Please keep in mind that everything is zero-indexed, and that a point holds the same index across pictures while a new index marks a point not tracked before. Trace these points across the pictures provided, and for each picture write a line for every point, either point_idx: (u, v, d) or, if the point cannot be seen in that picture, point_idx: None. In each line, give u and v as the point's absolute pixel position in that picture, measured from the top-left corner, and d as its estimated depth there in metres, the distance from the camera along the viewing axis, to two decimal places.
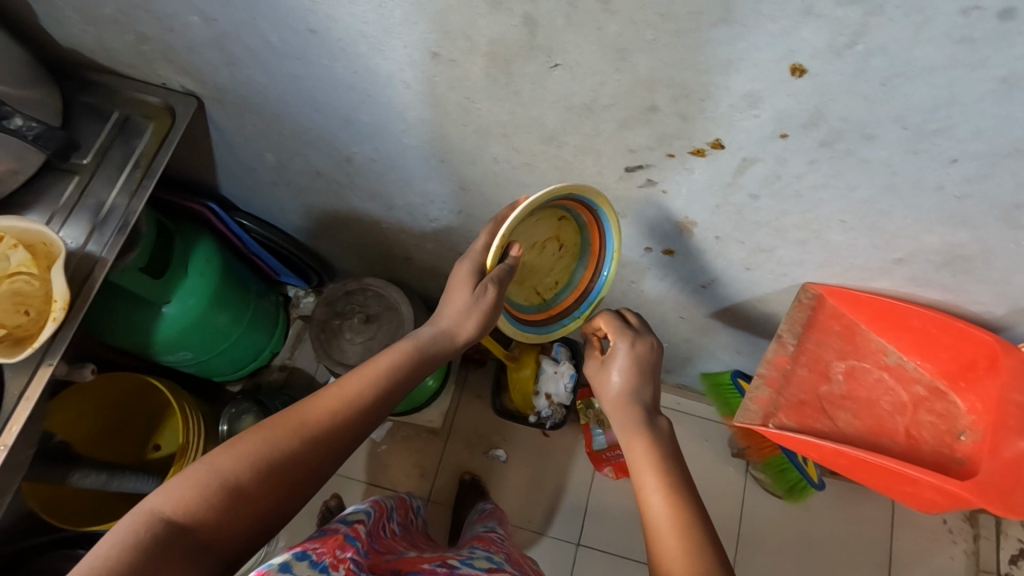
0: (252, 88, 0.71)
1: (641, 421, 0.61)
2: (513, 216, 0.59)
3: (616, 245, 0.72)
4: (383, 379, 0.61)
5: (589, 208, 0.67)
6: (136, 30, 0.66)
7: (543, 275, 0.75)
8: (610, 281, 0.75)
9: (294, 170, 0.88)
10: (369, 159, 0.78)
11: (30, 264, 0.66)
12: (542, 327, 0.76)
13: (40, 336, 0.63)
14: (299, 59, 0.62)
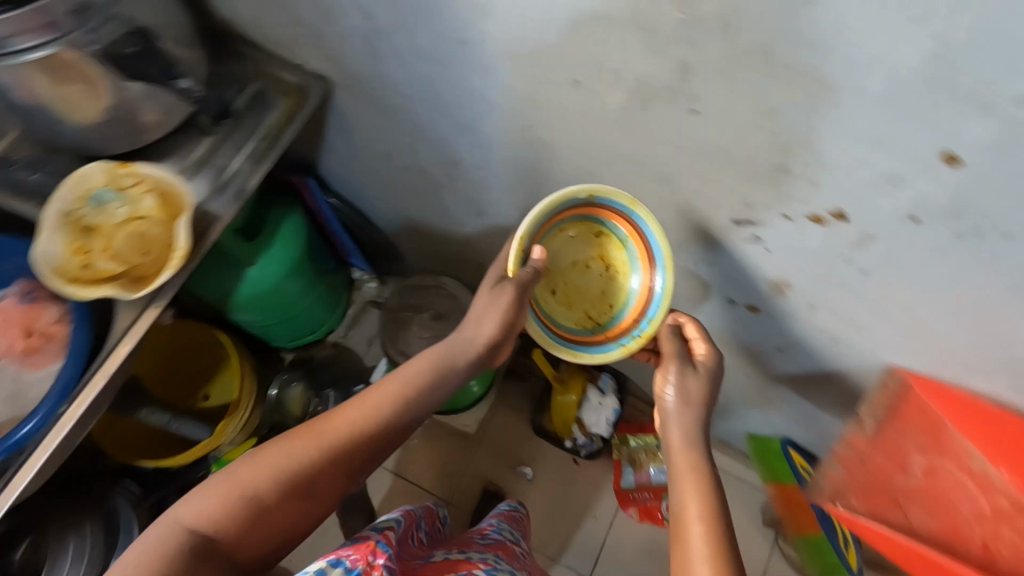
0: (384, 83, 0.74)
1: (693, 452, 0.60)
2: (527, 218, 0.66)
3: (665, 247, 0.66)
4: (403, 390, 0.64)
5: (622, 213, 0.68)
6: (293, 13, 0.71)
7: (591, 295, 0.76)
8: (668, 293, 0.68)
9: (397, 164, 0.92)
10: (474, 166, 0.81)
11: (158, 211, 0.70)
12: (595, 348, 0.73)
13: (158, 279, 0.67)
14: (441, 64, 0.65)
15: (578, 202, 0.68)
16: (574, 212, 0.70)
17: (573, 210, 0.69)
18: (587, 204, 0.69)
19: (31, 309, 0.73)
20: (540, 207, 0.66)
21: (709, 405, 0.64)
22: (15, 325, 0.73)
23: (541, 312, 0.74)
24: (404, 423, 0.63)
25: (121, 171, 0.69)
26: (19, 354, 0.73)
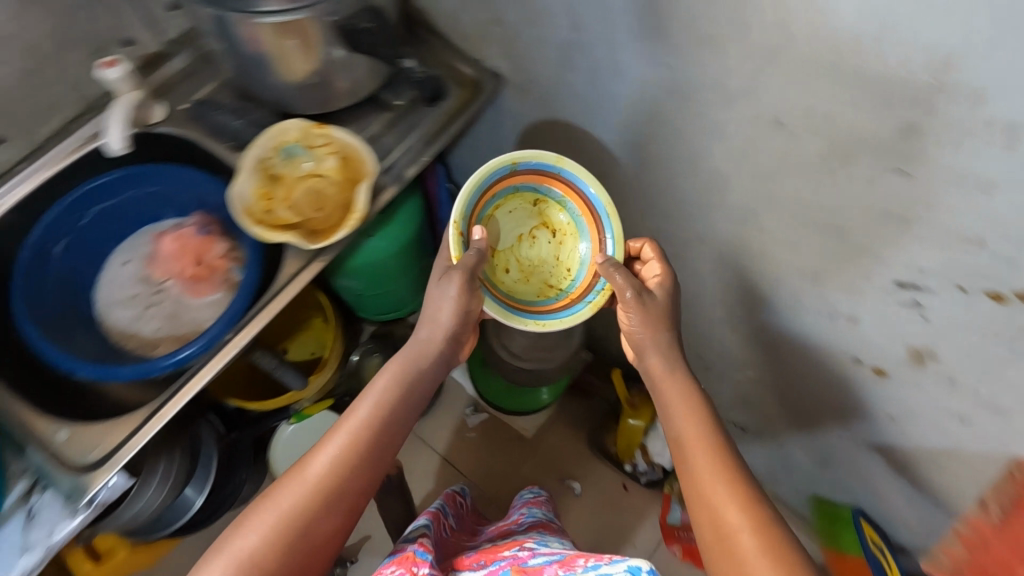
0: (564, 90, 0.78)
1: (699, 416, 0.63)
2: (461, 189, 0.72)
3: (606, 200, 0.75)
4: (380, 403, 0.65)
5: (549, 173, 0.77)
6: (495, 13, 0.75)
7: (547, 267, 0.82)
8: (620, 240, 0.75)
9: (543, 165, 0.96)
10: (627, 179, 0.84)
11: (335, 172, 0.75)
12: (563, 312, 0.77)
13: (333, 236, 0.72)
14: (634, 83, 0.68)
15: (507, 174, 0.75)
16: (506, 187, 0.77)
17: (505, 185, 0.76)
18: (513, 177, 0.76)
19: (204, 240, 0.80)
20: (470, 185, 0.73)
21: (671, 321, 0.70)
22: (187, 253, 0.79)
23: (502, 293, 0.78)
24: (393, 434, 0.65)
25: (314, 131, 0.75)
26: (186, 279, 0.79)
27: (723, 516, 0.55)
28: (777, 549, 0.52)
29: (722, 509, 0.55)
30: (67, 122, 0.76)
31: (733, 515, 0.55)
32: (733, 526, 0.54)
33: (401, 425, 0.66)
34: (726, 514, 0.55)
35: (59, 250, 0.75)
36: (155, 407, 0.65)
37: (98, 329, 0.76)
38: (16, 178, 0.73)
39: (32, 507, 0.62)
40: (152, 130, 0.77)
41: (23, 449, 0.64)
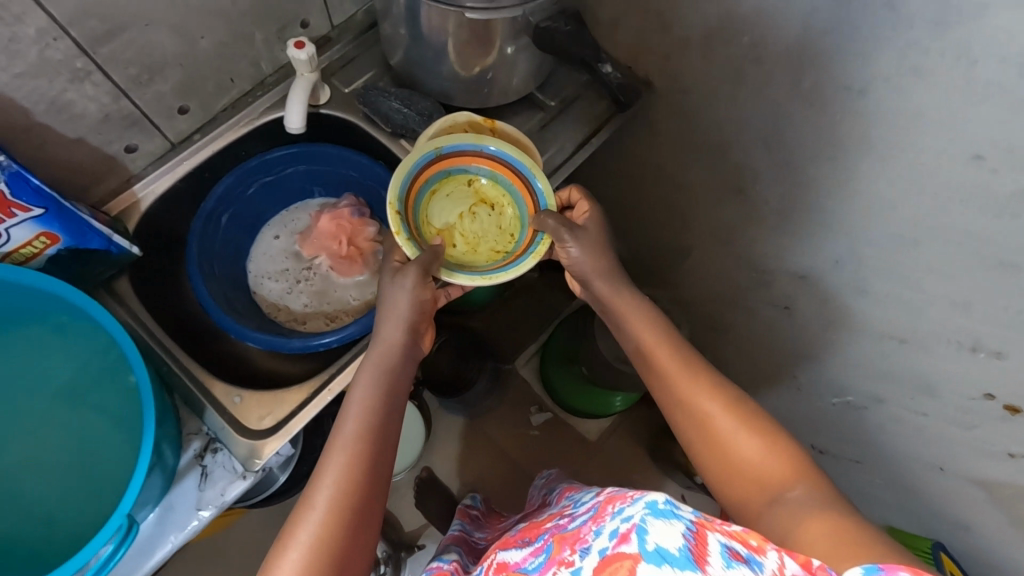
0: (722, 104, 0.81)
1: (661, 333, 0.68)
2: (395, 179, 0.69)
3: (528, 160, 0.73)
4: (364, 412, 0.60)
5: (474, 151, 0.73)
6: (666, 25, 0.78)
7: (492, 238, 0.76)
8: (548, 190, 0.73)
9: (674, 170, 0.99)
10: (770, 191, 0.86)
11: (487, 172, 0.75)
12: (511, 265, 0.70)
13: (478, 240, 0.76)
14: (810, 105, 0.71)
15: (433, 160, 0.72)
16: (435, 173, 0.73)
17: (435, 171, 0.73)
18: (442, 163, 0.73)
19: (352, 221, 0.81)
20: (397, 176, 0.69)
21: (609, 250, 0.74)
22: (341, 231, 0.80)
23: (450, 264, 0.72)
24: (388, 433, 0.60)
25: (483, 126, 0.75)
26: (339, 258, 0.80)
27: (698, 409, 0.62)
28: (756, 427, 0.59)
29: (700, 402, 0.62)
30: (239, 95, 0.77)
31: (710, 407, 0.61)
32: (715, 416, 0.60)
33: (393, 421, 0.62)
34: (705, 406, 0.61)
35: (225, 219, 0.77)
36: (323, 381, 0.67)
37: (251, 299, 0.79)
38: (198, 144, 0.75)
39: (206, 467, 0.64)
40: (317, 110, 0.80)
41: (200, 411, 0.65)
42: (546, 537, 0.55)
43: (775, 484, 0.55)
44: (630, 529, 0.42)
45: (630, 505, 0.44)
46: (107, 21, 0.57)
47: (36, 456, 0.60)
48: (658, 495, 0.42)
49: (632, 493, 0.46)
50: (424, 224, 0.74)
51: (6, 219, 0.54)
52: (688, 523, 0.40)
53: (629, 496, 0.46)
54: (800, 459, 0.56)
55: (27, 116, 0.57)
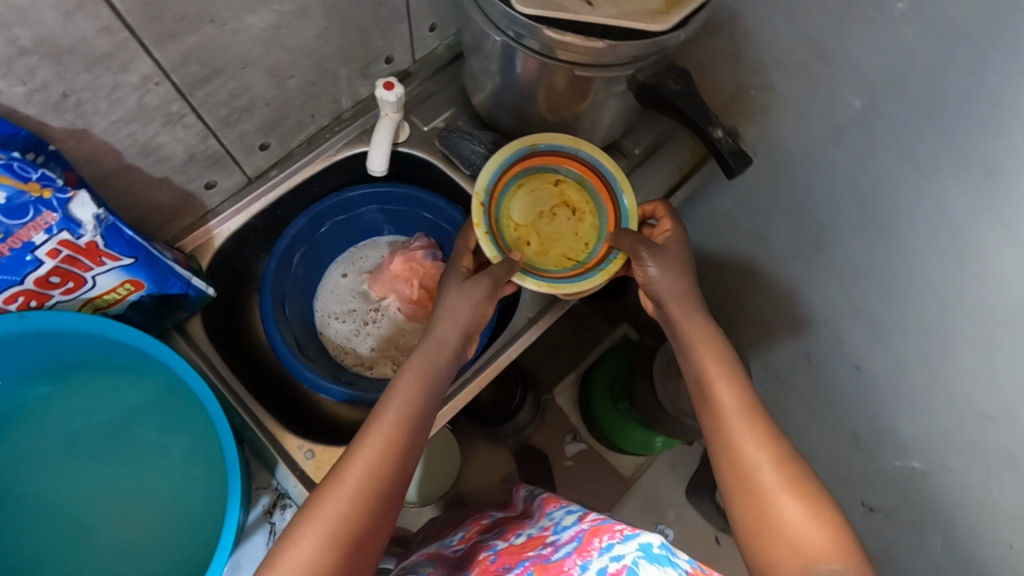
0: (812, 162, 0.77)
1: (722, 356, 0.62)
2: (485, 168, 0.66)
3: (620, 175, 0.70)
4: (409, 404, 0.57)
5: (567, 154, 0.70)
6: (764, 77, 0.74)
7: (566, 242, 0.71)
8: (632, 210, 0.69)
9: (749, 216, 0.95)
10: (855, 253, 0.80)
11: (573, 178, 0.71)
12: (577, 279, 0.67)
13: (548, 237, 0.71)
14: (921, 172, 0.65)
15: (525, 157, 0.69)
16: (524, 169, 0.70)
17: (524, 168, 0.70)
18: (534, 160, 0.70)
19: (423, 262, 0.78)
20: (491, 165, 0.68)
21: (690, 268, 0.68)
22: (412, 275, 0.77)
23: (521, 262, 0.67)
24: (425, 429, 0.57)
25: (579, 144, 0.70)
26: (408, 302, 0.77)
27: (743, 447, 0.56)
28: (799, 486, 0.52)
29: (745, 446, 0.56)
30: (317, 131, 0.75)
31: (752, 449, 0.55)
32: (754, 464, 0.54)
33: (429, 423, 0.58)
34: (749, 452, 0.55)
35: (297, 257, 0.75)
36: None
37: (317, 339, 0.77)
38: (274, 180, 0.73)
39: (275, 524, 0.62)
40: (396, 148, 0.77)
41: (270, 467, 0.63)
42: (525, 566, 0.55)
43: (800, 548, 0.48)
44: (620, 570, 0.46)
45: (622, 543, 0.49)
46: (207, 64, 0.54)
47: (114, 502, 0.60)
48: (655, 540, 0.47)
49: (625, 531, 0.50)
50: (502, 217, 0.69)
51: (94, 268, 0.52)
52: (681, 570, 0.45)
53: (620, 533, 0.51)
54: (842, 533, 0.49)
55: (118, 159, 0.55)
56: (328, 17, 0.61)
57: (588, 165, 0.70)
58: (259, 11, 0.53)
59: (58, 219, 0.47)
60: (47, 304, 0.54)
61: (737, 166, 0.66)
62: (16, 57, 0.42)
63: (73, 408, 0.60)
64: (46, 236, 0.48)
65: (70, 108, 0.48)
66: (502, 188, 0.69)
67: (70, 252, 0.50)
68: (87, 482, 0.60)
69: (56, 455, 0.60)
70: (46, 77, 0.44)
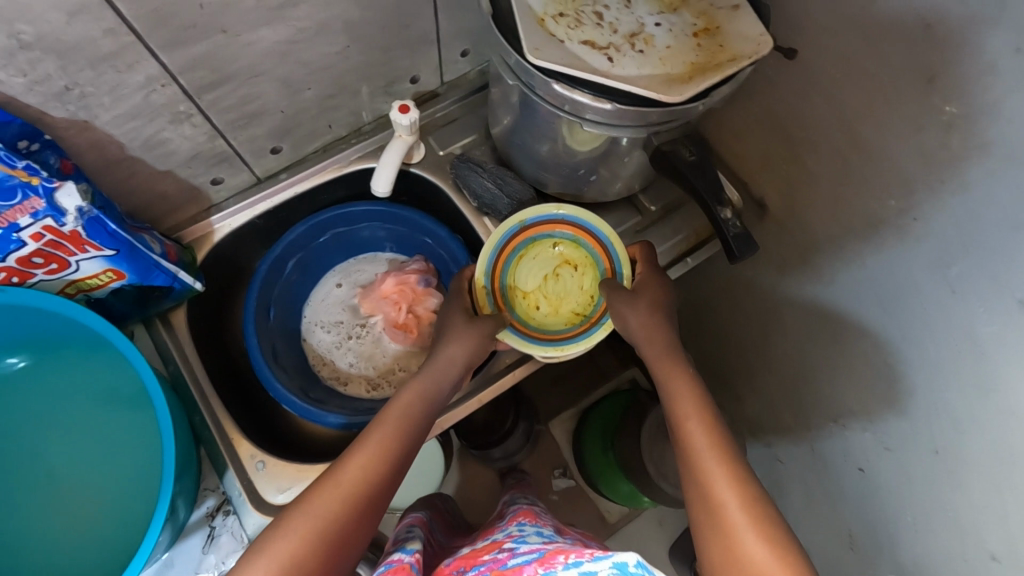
0: (837, 251, 0.72)
1: (695, 391, 0.57)
2: (478, 258, 0.65)
3: (608, 227, 0.67)
4: (405, 416, 0.57)
5: (556, 217, 0.67)
6: (798, 152, 0.69)
7: (574, 300, 0.68)
8: (624, 258, 0.67)
9: (769, 289, 0.89)
10: (873, 355, 0.72)
11: (566, 240, 0.68)
12: (586, 338, 0.65)
13: (557, 298, 0.67)
14: (953, 292, 0.58)
15: (517, 232, 0.67)
16: (518, 240, 0.67)
17: (521, 240, 0.67)
18: (528, 232, 0.67)
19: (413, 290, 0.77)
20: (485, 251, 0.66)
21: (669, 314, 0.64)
22: (401, 301, 0.76)
23: (530, 334, 0.66)
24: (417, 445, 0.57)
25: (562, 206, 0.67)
26: (393, 325, 0.76)
27: (710, 489, 0.50)
28: (772, 531, 0.46)
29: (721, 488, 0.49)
30: (333, 140, 0.75)
31: (719, 490, 0.49)
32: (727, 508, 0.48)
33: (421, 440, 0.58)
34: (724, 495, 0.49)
35: (292, 263, 0.76)
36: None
37: (298, 346, 0.77)
38: (283, 184, 0.74)
39: (214, 529, 0.63)
40: (407, 168, 0.76)
41: (221, 471, 0.63)
42: (483, 572, 0.53)
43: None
44: None
45: (596, 561, 0.45)
46: (217, 71, 0.54)
47: (63, 474, 0.61)
48: (630, 557, 0.43)
49: (595, 551, 0.47)
50: (506, 292, 0.67)
51: (77, 254, 0.53)
52: None
53: (591, 554, 0.47)
54: None
55: (121, 150, 0.56)
56: (349, 35, 0.61)
57: (577, 223, 0.67)
58: (275, 24, 0.53)
59: (44, 206, 0.48)
60: (29, 282, 0.55)
61: (740, 252, 0.63)
62: (17, 50, 0.43)
63: (45, 380, 0.62)
64: (31, 220, 0.49)
65: (72, 100, 0.49)
66: (498, 261, 0.67)
67: (53, 236, 0.51)
68: (43, 455, 0.61)
69: (22, 419, 0.61)
70: (48, 70, 0.45)
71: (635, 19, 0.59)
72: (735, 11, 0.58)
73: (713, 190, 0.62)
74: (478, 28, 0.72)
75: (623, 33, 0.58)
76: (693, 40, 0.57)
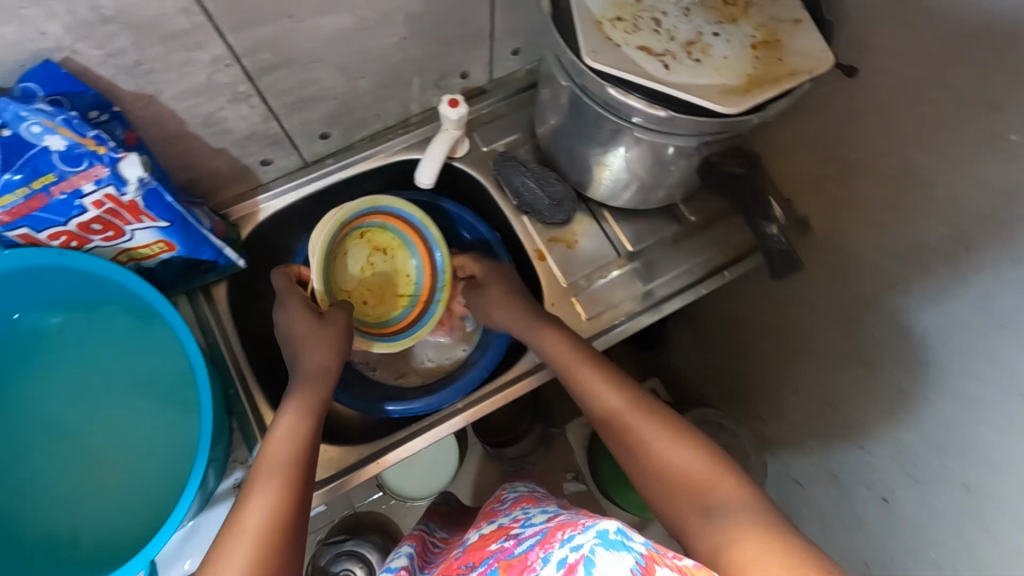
0: (878, 275, 0.70)
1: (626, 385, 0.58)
2: (312, 271, 0.68)
3: (418, 211, 0.73)
4: (295, 437, 0.53)
5: (369, 214, 0.72)
6: (847, 173, 0.68)
7: (392, 281, 0.75)
8: (446, 251, 0.73)
9: (801, 309, 0.87)
10: (912, 388, 0.70)
11: (370, 230, 0.74)
12: (420, 324, 0.74)
13: (393, 300, 0.74)
14: (999, 326, 0.57)
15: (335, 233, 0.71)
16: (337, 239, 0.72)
17: (336, 238, 0.71)
18: (346, 229, 0.72)
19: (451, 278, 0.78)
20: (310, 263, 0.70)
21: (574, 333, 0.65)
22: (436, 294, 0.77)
23: (371, 336, 0.72)
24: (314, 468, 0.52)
25: (368, 201, 0.72)
26: None
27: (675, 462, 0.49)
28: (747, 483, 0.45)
29: (664, 448, 0.50)
30: (380, 129, 0.76)
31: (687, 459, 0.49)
32: (675, 461, 0.49)
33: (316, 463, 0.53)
34: (668, 450, 0.50)
35: None
36: (382, 448, 0.67)
37: None
38: (329, 168, 0.75)
39: None
40: (450, 162, 0.77)
41: (252, 443, 0.65)
42: (490, 563, 0.49)
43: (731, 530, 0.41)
44: (578, 561, 0.35)
45: (582, 533, 0.38)
46: (278, 54, 0.56)
47: (92, 438, 0.61)
48: (611, 523, 0.37)
49: (586, 522, 0.41)
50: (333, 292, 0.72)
51: (133, 223, 0.55)
52: (637, 557, 0.34)
53: (583, 524, 0.41)
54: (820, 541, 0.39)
55: (181, 126, 0.58)
56: (406, 28, 0.61)
57: (367, 203, 0.72)
58: (338, 13, 0.54)
59: (107, 174, 0.50)
60: (86, 247, 0.57)
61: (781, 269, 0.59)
62: (97, 23, 0.44)
63: (84, 344, 0.63)
64: (94, 187, 0.51)
65: (141, 74, 0.50)
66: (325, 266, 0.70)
67: (113, 205, 0.53)
68: (72, 417, 0.61)
69: (55, 380, 0.62)
70: (123, 44, 0.47)
71: (693, 28, 0.59)
72: (796, 26, 0.57)
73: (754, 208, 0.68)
74: (532, 28, 0.73)
75: (679, 40, 0.58)
76: (751, 52, 0.57)
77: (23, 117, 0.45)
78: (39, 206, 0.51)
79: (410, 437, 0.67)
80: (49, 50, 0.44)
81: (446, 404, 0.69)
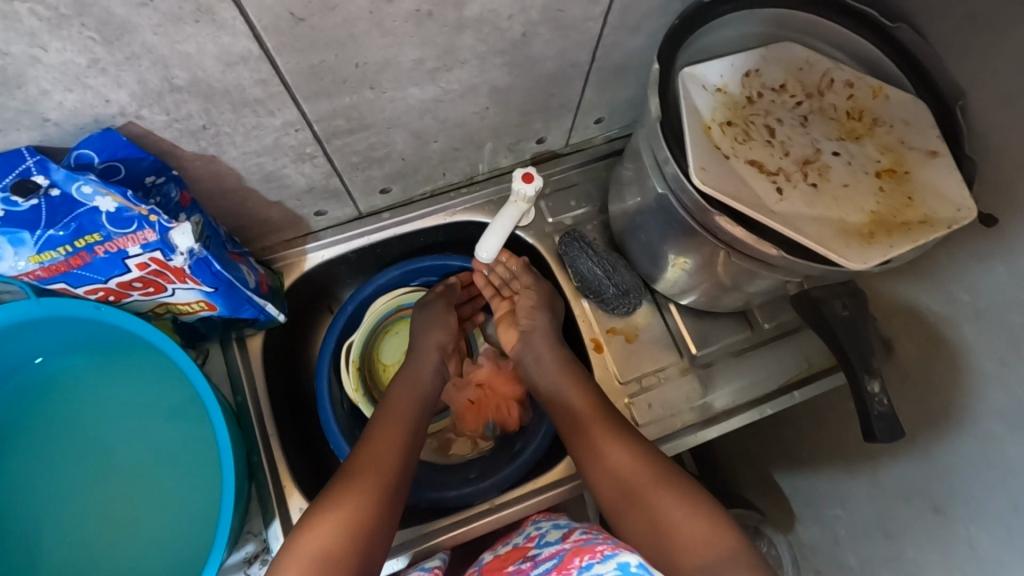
0: None
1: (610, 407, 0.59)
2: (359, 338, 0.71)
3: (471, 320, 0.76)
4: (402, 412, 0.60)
5: None
6: None
7: None
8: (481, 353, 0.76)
9: None
10: None
11: None
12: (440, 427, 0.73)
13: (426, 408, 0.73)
14: None
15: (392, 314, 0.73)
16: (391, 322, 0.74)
17: (392, 319, 0.74)
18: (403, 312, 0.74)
19: (478, 348, 0.76)
20: (362, 330, 0.72)
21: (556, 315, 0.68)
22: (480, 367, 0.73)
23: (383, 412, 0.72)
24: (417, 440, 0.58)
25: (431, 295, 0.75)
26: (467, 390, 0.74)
27: (659, 503, 0.51)
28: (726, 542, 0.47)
29: (657, 502, 0.51)
30: (444, 187, 0.70)
31: (670, 505, 0.50)
32: (668, 516, 0.50)
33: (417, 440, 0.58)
34: (665, 508, 0.50)
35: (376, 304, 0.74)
36: (413, 539, 0.62)
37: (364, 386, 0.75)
38: (385, 223, 0.70)
39: None
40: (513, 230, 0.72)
41: (268, 515, 0.61)
42: None
43: None
44: None
45: (603, 565, 0.42)
46: (351, 121, 0.51)
47: (100, 489, 0.57)
48: (633, 557, 0.40)
49: (606, 550, 0.43)
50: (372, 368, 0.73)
51: (176, 283, 0.51)
52: None
53: (601, 553, 0.43)
54: None
55: (240, 182, 0.54)
56: (492, 99, 0.56)
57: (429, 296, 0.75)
58: (423, 85, 0.49)
59: (155, 239, 0.46)
60: (123, 301, 0.53)
61: (881, 435, 0.53)
62: (166, 91, 0.40)
63: (112, 388, 0.59)
64: (140, 250, 0.47)
65: (206, 137, 0.46)
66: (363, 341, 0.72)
67: (157, 267, 0.49)
68: (88, 462, 0.58)
69: (78, 419, 0.58)
70: (190, 110, 0.42)
71: (810, 143, 0.53)
72: (931, 158, 0.50)
73: (862, 354, 0.55)
74: (625, 103, 0.66)
75: (795, 157, 0.52)
76: (874, 181, 0.51)
77: (75, 178, 0.41)
78: (81, 264, 0.47)
79: (447, 532, 0.62)
80: (111, 116, 0.40)
81: (479, 499, 0.64)
